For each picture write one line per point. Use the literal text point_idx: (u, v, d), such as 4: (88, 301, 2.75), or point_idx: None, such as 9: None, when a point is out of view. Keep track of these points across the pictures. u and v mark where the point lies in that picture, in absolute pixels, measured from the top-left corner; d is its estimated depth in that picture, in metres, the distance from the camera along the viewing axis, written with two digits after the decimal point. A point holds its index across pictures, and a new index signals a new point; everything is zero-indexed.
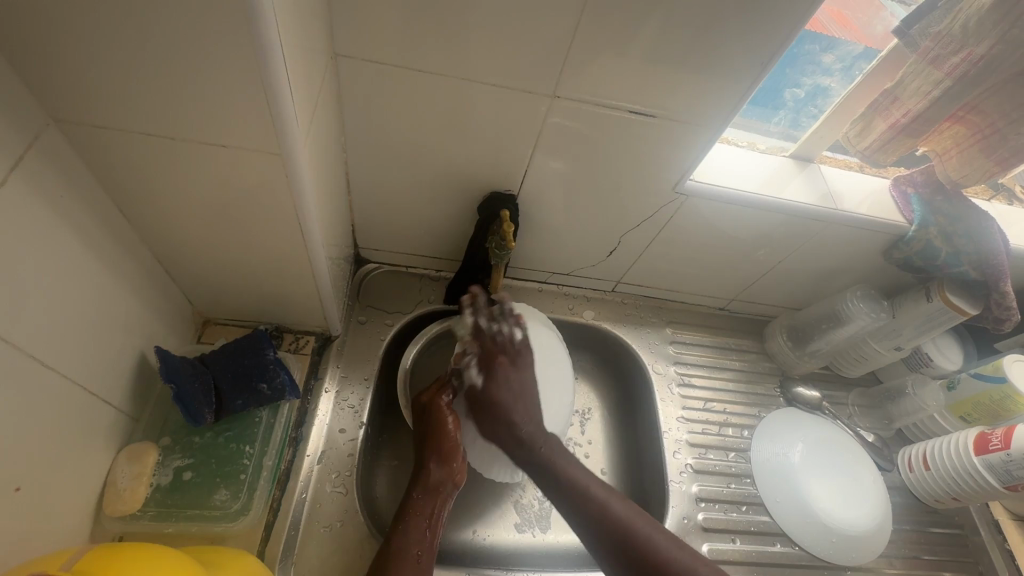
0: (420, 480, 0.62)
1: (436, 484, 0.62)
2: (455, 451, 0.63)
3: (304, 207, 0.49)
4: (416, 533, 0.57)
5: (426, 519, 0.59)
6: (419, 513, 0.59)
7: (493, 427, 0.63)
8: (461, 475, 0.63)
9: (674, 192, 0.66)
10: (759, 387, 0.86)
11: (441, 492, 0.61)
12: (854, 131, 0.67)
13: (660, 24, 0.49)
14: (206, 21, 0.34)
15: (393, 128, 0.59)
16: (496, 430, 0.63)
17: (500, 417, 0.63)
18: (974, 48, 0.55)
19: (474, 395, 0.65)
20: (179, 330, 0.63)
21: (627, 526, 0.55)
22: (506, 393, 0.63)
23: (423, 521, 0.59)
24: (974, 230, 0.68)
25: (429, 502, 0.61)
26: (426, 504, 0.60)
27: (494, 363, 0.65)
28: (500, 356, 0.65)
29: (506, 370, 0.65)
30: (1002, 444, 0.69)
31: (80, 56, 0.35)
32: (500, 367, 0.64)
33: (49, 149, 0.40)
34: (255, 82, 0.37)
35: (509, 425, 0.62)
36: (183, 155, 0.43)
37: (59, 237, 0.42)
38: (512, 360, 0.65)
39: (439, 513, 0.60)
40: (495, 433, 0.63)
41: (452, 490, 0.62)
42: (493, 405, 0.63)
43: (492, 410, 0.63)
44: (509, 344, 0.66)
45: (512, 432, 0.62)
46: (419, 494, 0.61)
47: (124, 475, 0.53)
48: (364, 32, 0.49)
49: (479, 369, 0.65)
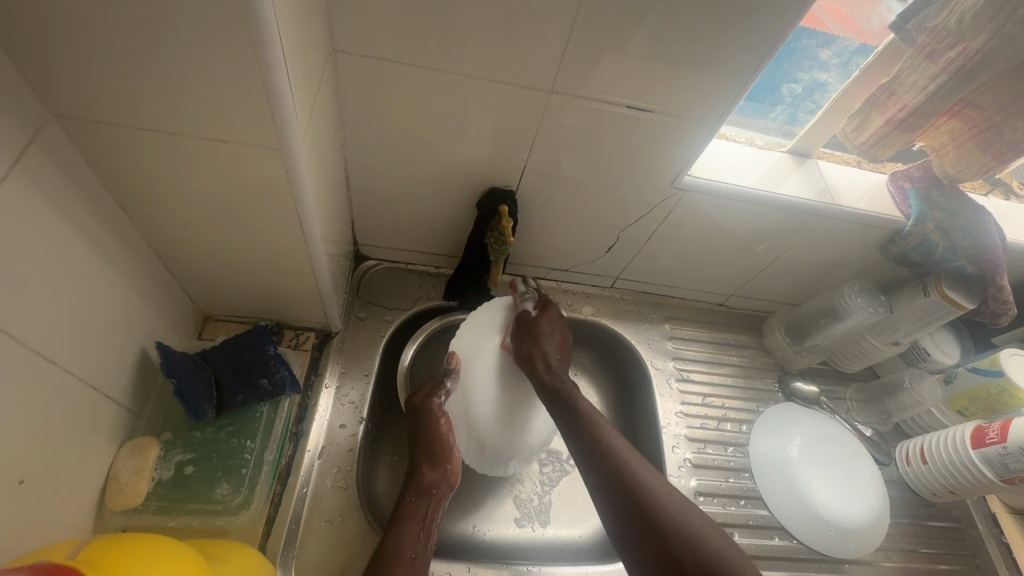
0: (415, 481, 0.62)
1: (431, 485, 0.62)
2: (449, 452, 0.64)
3: (304, 203, 0.49)
4: (410, 534, 0.58)
5: (420, 519, 0.59)
6: (414, 514, 0.60)
7: (530, 349, 0.69)
8: (455, 474, 0.64)
9: (672, 188, 0.66)
10: (757, 382, 0.87)
11: (435, 493, 0.62)
12: (850, 127, 0.68)
13: (657, 20, 0.49)
14: (205, 17, 0.34)
15: (392, 125, 0.59)
16: (531, 352, 0.69)
17: (542, 343, 0.69)
18: (971, 42, 0.55)
19: (521, 320, 0.71)
20: (180, 326, 0.63)
21: (657, 504, 0.54)
22: (552, 331, 0.71)
23: (416, 523, 0.59)
24: (970, 225, 0.68)
25: (423, 502, 0.61)
26: (420, 505, 0.61)
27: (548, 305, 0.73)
28: (551, 305, 0.73)
29: (557, 316, 0.72)
30: (998, 437, 0.69)
31: (80, 52, 0.36)
32: (555, 312, 0.73)
33: (50, 145, 0.40)
34: (255, 78, 0.38)
35: (544, 351, 0.68)
36: (183, 151, 0.44)
37: (60, 232, 0.42)
38: (561, 317, 0.73)
39: (433, 513, 0.61)
40: (530, 354, 0.69)
41: (447, 489, 0.63)
42: (538, 332, 0.70)
43: (536, 335, 0.69)
44: (558, 307, 0.75)
45: (545, 362, 0.68)
46: (414, 494, 0.61)
47: (126, 469, 0.54)
48: (362, 29, 0.50)
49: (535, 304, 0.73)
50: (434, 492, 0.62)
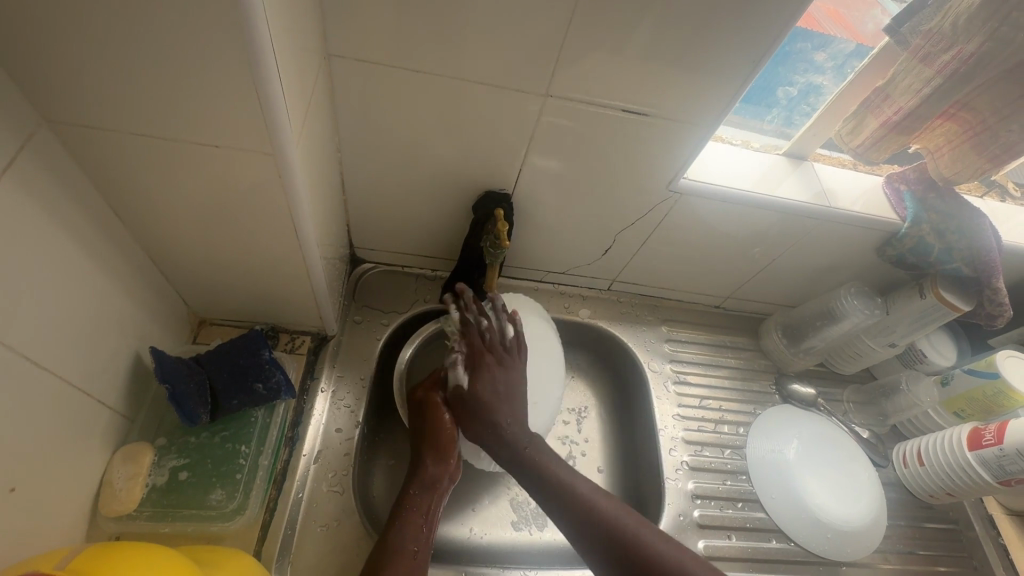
0: (418, 476, 0.62)
1: (433, 479, 0.62)
2: (451, 446, 0.64)
3: (298, 207, 0.49)
4: (412, 528, 0.58)
5: (422, 514, 0.59)
6: (416, 509, 0.60)
7: (476, 429, 0.63)
8: (458, 469, 0.64)
9: (668, 191, 0.66)
10: (754, 384, 0.87)
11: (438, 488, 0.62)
12: (847, 129, 0.68)
13: (651, 23, 0.49)
14: (197, 22, 0.34)
15: (387, 129, 0.59)
16: (479, 433, 0.63)
17: (484, 421, 0.62)
18: (965, 45, 0.55)
19: (460, 395, 0.64)
20: (175, 331, 0.63)
21: (638, 542, 0.54)
22: (493, 393, 0.63)
23: (419, 517, 0.59)
24: (966, 227, 0.68)
25: (428, 496, 0.61)
26: (423, 500, 0.61)
27: (481, 362, 0.64)
28: (484, 355, 0.64)
29: (494, 369, 0.64)
30: (995, 439, 0.69)
31: (72, 57, 0.36)
32: (489, 366, 0.63)
33: (42, 150, 0.40)
34: (247, 82, 0.37)
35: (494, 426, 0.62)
36: (176, 156, 0.44)
37: (53, 237, 0.42)
38: (500, 360, 0.64)
39: (435, 508, 0.61)
40: (478, 434, 0.63)
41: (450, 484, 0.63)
42: (477, 406, 0.62)
43: (476, 408, 0.62)
44: (497, 343, 0.64)
45: (494, 435, 0.62)
46: (417, 488, 0.61)
47: (120, 475, 0.53)
48: (356, 33, 0.50)
49: (466, 369, 0.64)
50: (438, 486, 0.62)
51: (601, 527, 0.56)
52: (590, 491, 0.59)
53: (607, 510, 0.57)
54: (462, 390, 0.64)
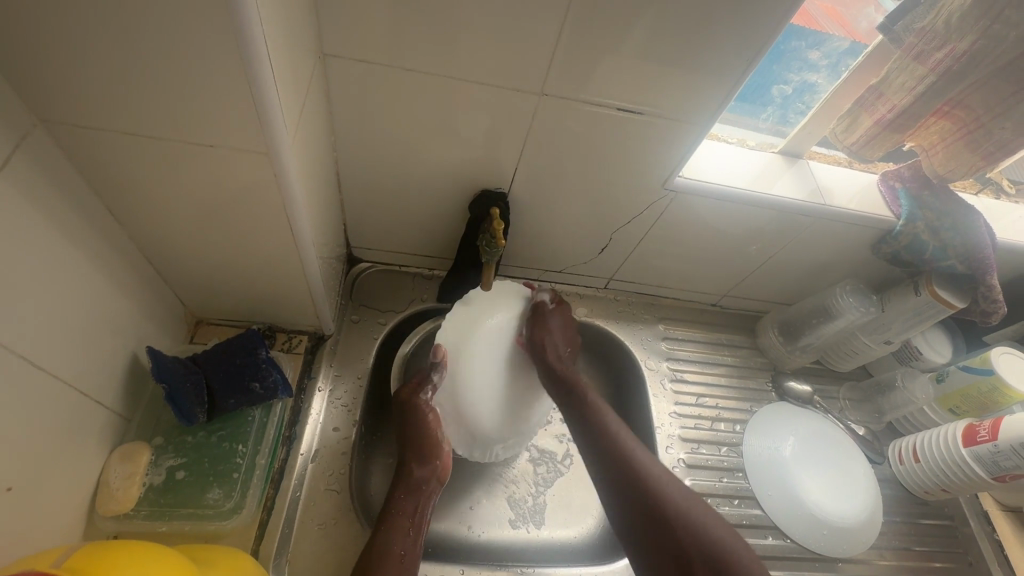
0: (404, 478, 0.62)
1: (420, 482, 0.62)
2: (437, 447, 0.64)
3: (293, 207, 0.49)
4: (399, 530, 0.58)
5: (409, 516, 0.59)
6: (403, 511, 0.60)
7: (540, 334, 0.70)
8: (445, 472, 0.65)
9: (664, 189, 0.66)
10: (751, 382, 0.87)
11: (425, 491, 0.62)
12: (841, 127, 0.68)
13: (644, 22, 0.49)
14: (190, 22, 0.34)
15: (382, 129, 0.59)
16: (541, 337, 0.70)
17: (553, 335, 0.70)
18: (958, 43, 0.55)
19: (537, 308, 0.73)
20: (172, 331, 0.63)
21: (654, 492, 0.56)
22: (566, 324, 0.73)
23: (405, 519, 0.59)
24: (961, 224, 0.68)
25: (412, 499, 0.61)
26: (409, 503, 0.61)
27: (563, 300, 0.75)
28: (563, 300, 0.76)
29: (571, 310, 0.75)
30: (990, 435, 0.70)
31: (65, 57, 0.36)
32: (568, 307, 0.75)
33: (36, 150, 0.40)
34: (242, 82, 0.38)
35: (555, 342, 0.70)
36: (171, 155, 0.44)
37: (49, 237, 0.42)
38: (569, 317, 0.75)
39: (422, 510, 0.61)
40: (541, 342, 0.70)
41: (436, 486, 0.63)
42: (550, 324, 0.71)
43: (551, 326, 0.71)
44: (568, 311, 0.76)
45: (554, 352, 0.69)
46: (403, 492, 0.61)
47: (117, 475, 0.54)
48: (351, 33, 0.50)
49: (551, 295, 0.75)
50: (424, 490, 0.62)
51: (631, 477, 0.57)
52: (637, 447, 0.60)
53: (645, 465, 0.58)
54: (542, 304, 0.73)
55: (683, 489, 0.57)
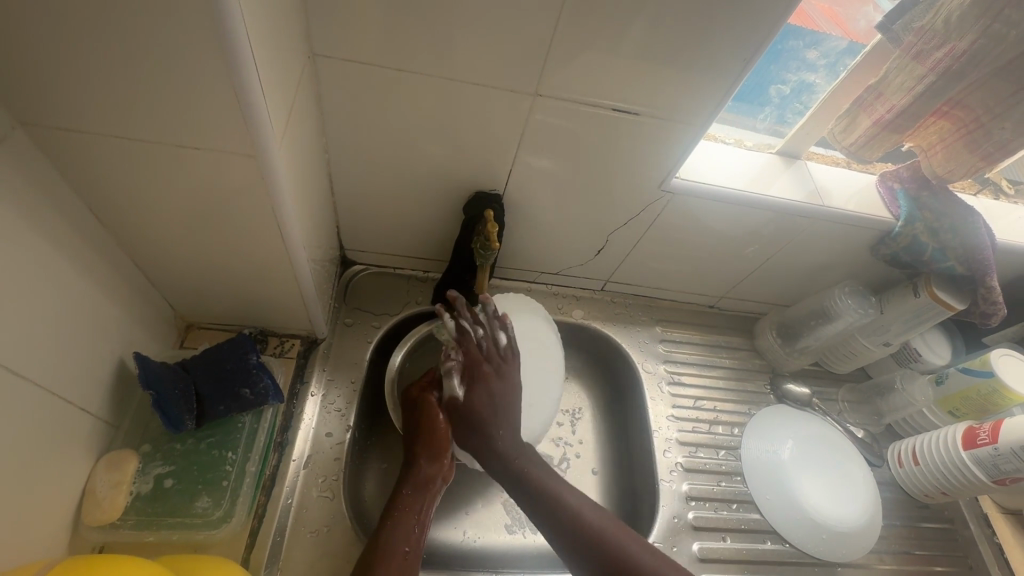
0: (410, 475, 0.61)
1: (426, 479, 0.61)
2: (446, 447, 0.63)
3: (282, 210, 0.48)
4: (403, 529, 0.56)
5: (416, 513, 0.58)
6: (408, 508, 0.58)
7: (472, 440, 0.62)
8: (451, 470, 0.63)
9: (660, 191, 0.66)
10: (749, 384, 0.86)
11: (432, 489, 0.61)
12: (839, 127, 0.67)
13: (640, 22, 0.49)
14: (172, 22, 0.33)
15: (374, 129, 0.58)
16: (474, 444, 0.62)
17: (484, 429, 0.62)
18: (957, 43, 0.55)
19: (454, 407, 0.64)
20: (161, 336, 0.62)
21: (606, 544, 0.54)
22: (487, 408, 0.62)
23: (412, 517, 0.58)
24: (960, 225, 0.68)
25: (420, 497, 0.60)
26: (415, 501, 0.59)
27: (477, 371, 0.64)
28: (478, 355, 0.64)
29: (490, 378, 0.63)
30: (989, 439, 0.69)
31: (45, 58, 0.35)
32: (483, 377, 0.63)
33: (16, 153, 0.39)
34: (226, 83, 0.37)
35: (488, 438, 0.61)
36: (156, 158, 0.43)
37: (31, 242, 0.42)
38: (497, 369, 0.64)
39: (427, 508, 0.59)
40: (474, 448, 0.62)
41: (441, 484, 0.62)
42: (473, 421, 0.62)
43: (476, 416, 0.62)
44: (493, 349, 0.65)
45: (491, 447, 0.61)
46: (409, 488, 0.60)
47: (103, 484, 0.53)
48: (341, 33, 0.49)
49: (461, 380, 0.64)
50: (431, 487, 0.61)
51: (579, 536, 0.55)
52: (587, 508, 0.57)
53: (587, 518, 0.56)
54: (457, 402, 0.64)
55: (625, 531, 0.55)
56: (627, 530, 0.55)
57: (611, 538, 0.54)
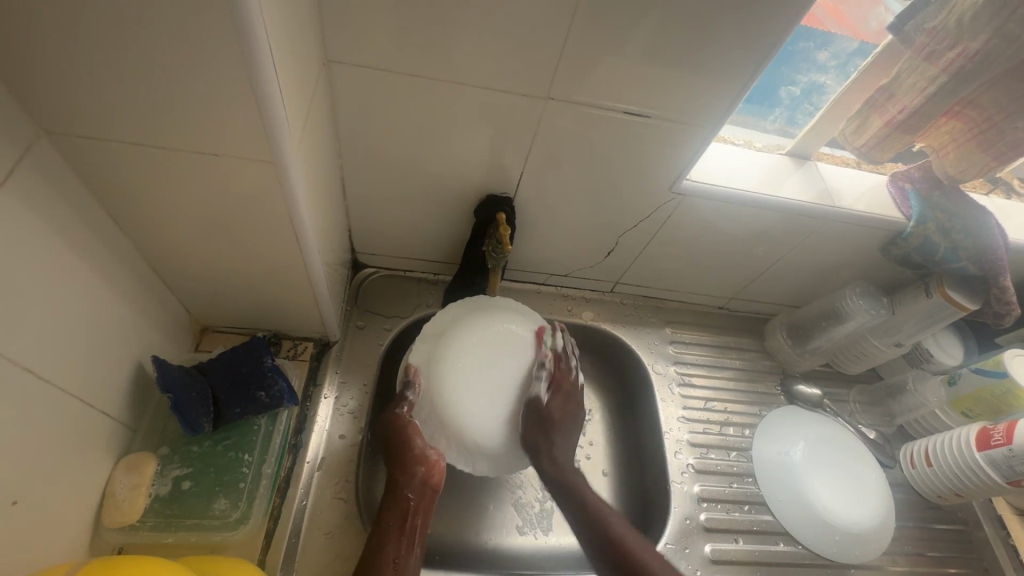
0: (392, 488, 0.60)
1: (410, 491, 0.60)
2: (418, 459, 0.61)
3: (298, 215, 0.49)
4: (390, 540, 0.56)
5: (399, 524, 0.58)
6: (392, 520, 0.58)
7: (536, 436, 0.65)
8: (438, 479, 0.61)
9: (671, 192, 0.66)
10: (760, 386, 0.86)
11: (414, 501, 0.59)
12: (850, 128, 0.67)
13: (652, 25, 0.49)
14: (193, 31, 0.34)
15: (387, 134, 0.59)
16: (535, 440, 0.65)
17: (559, 434, 0.66)
18: (969, 43, 0.54)
19: (536, 408, 0.65)
20: (177, 339, 0.63)
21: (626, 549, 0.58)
22: (563, 417, 0.67)
23: (395, 531, 0.57)
24: (973, 226, 0.68)
25: (398, 508, 0.59)
26: (394, 513, 0.58)
27: (560, 386, 0.69)
28: (568, 369, 0.70)
29: (568, 397, 0.69)
30: (1003, 440, 0.68)
31: (69, 68, 0.35)
32: (565, 394, 0.69)
33: (40, 161, 0.40)
34: (245, 90, 0.37)
35: (552, 445, 0.65)
36: (176, 164, 0.43)
37: (53, 248, 0.42)
38: (574, 394, 0.70)
39: (414, 518, 0.59)
40: (537, 446, 0.65)
41: (429, 493, 0.61)
42: (548, 423, 0.65)
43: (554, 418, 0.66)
44: (572, 378, 0.70)
45: (550, 456, 0.64)
46: (389, 501, 0.59)
47: (122, 486, 0.53)
48: (356, 39, 0.49)
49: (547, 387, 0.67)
50: (413, 498, 0.59)
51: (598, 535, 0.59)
52: (614, 515, 0.61)
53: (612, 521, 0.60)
54: (540, 403, 0.66)
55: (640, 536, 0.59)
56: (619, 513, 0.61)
57: (637, 547, 0.58)
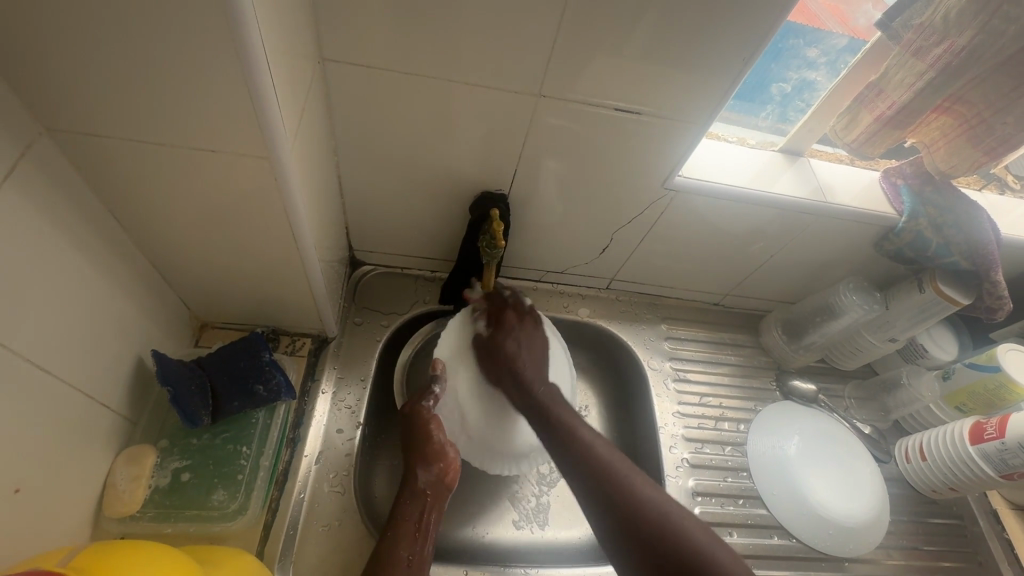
0: (409, 484, 0.61)
1: (425, 487, 0.61)
2: (441, 452, 0.62)
3: (294, 211, 0.49)
4: (405, 537, 0.57)
5: (415, 521, 0.58)
6: (408, 517, 0.59)
7: (496, 371, 0.66)
8: (453, 478, 0.62)
9: (664, 189, 0.67)
10: (755, 381, 0.87)
11: (431, 496, 0.61)
12: (841, 124, 0.67)
13: (641, 22, 0.50)
14: (189, 28, 0.34)
15: (382, 132, 0.60)
16: (500, 376, 0.66)
17: (512, 370, 0.65)
18: (956, 39, 0.55)
19: (480, 343, 0.69)
20: (176, 335, 0.64)
21: (624, 483, 0.54)
22: (514, 345, 0.67)
23: (411, 526, 0.58)
24: (963, 220, 0.68)
25: (416, 504, 0.60)
26: (413, 509, 0.59)
27: (502, 317, 0.70)
28: (494, 304, 0.71)
29: (514, 323, 0.69)
30: (997, 433, 0.69)
31: (70, 65, 0.36)
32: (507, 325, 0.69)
33: (41, 157, 0.41)
34: (240, 86, 0.38)
35: (512, 368, 0.65)
36: (175, 160, 0.44)
37: (54, 243, 0.43)
38: (519, 317, 0.70)
39: (428, 516, 0.59)
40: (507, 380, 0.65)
41: (443, 492, 0.62)
42: (497, 353, 0.67)
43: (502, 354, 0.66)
44: (515, 312, 0.70)
45: (514, 380, 0.65)
46: (407, 496, 0.60)
47: (123, 478, 0.54)
48: (351, 37, 0.50)
49: (487, 321, 0.70)
50: (429, 494, 0.60)
51: (589, 468, 0.56)
52: (600, 443, 0.58)
53: (599, 447, 0.57)
54: (484, 338, 0.69)
55: (632, 466, 0.56)
56: (609, 444, 0.58)
57: (636, 482, 0.54)
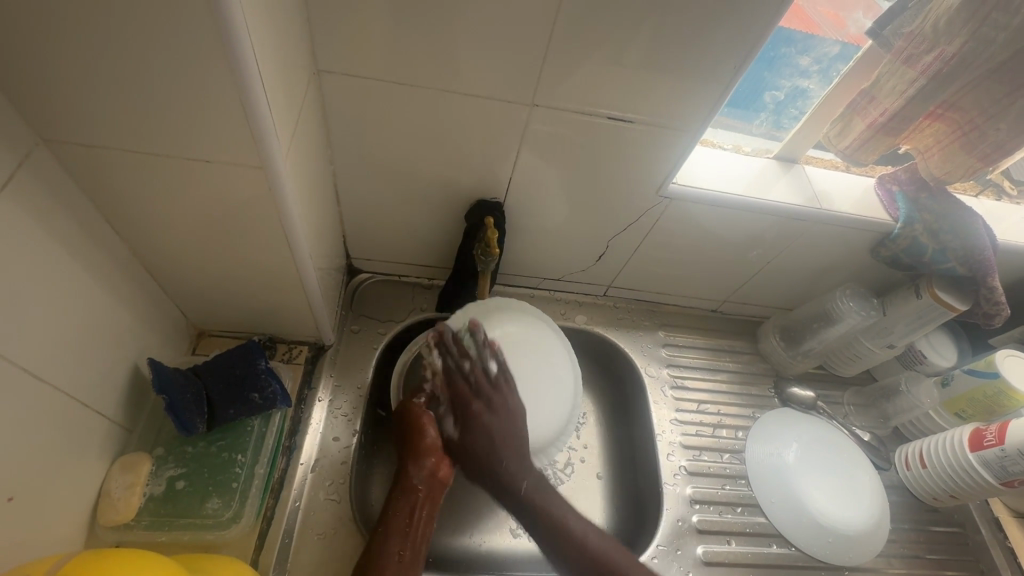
0: (401, 480, 0.61)
1: (417, 483, 0.60)
2: (432, 449, 0.62)
3: (288, 219, 0.50)
4: (396, 533, 0.56)
5: (406, 518, 0.58)
6: (399, 512, 0.58)
7: (479, 475, 0.63)
8: (446, 473, 0.62)
9: (658, 197, 0.67)
10: (753, 388, 0.86)
11: (423, 493, 0.60)
12: (834, 131, 0.68)
13: (631, 33, 0.50)
14: (181, 41, 0.35)
15: (376, 142, 0.60)
16: (483, 476, 0.62)
17: (488, 467, 0.62)
18: (946, 46, 0.55)
19: (452, 448, 0.64)
20: (173, 343, 0.64)
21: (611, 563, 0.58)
22: (486, 440, 0.62)
23: (402, 522, 0.57)
24: (959, 226, 0.68)
25: (407, 500, 0.59)
26: (404, 504, 0.59)
27: (467, 412, 0.63)
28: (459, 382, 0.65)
29: (483, 414, 0.63)
30: (996, 440, 0.68)
31: (68, 79, 0.37)
32: (474, 411, 0.63)
33: (38, 168, 0.41)
34: (234, 98, 0.39)
35: (494, 473, 0.61)
36: (170, 171, 0.45)
37: (52, 252, 0.44)
38: (487, 402, 0.63)
39: (420, 513, 0.59)
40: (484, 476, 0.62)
41: (437, 486, 0.61)
42: (474, 457, 0.62)
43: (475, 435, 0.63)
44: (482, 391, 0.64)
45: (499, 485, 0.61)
46: (399, 491, 0.60)
47: (118, 486, 0.54)
48: (346, 50, 0.51)
49: (453, 421, 0.64)
50: (422, 491, 0.60)
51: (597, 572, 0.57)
52: (592, 531, 0.60)
53: (593, 541, 0.59)
54: (451, 442, 0.63)
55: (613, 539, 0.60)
56: (602, 533, 0.60)
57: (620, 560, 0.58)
